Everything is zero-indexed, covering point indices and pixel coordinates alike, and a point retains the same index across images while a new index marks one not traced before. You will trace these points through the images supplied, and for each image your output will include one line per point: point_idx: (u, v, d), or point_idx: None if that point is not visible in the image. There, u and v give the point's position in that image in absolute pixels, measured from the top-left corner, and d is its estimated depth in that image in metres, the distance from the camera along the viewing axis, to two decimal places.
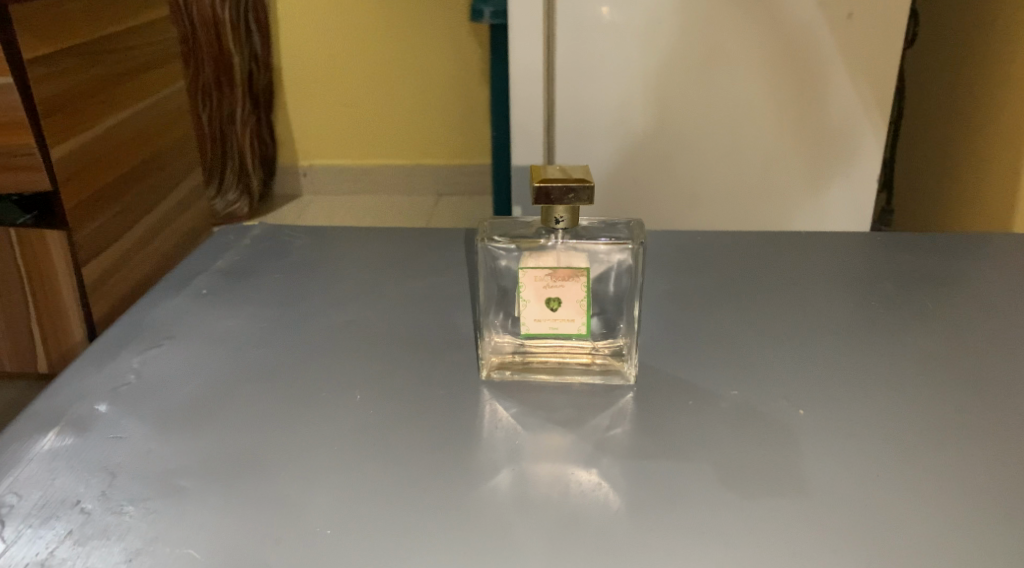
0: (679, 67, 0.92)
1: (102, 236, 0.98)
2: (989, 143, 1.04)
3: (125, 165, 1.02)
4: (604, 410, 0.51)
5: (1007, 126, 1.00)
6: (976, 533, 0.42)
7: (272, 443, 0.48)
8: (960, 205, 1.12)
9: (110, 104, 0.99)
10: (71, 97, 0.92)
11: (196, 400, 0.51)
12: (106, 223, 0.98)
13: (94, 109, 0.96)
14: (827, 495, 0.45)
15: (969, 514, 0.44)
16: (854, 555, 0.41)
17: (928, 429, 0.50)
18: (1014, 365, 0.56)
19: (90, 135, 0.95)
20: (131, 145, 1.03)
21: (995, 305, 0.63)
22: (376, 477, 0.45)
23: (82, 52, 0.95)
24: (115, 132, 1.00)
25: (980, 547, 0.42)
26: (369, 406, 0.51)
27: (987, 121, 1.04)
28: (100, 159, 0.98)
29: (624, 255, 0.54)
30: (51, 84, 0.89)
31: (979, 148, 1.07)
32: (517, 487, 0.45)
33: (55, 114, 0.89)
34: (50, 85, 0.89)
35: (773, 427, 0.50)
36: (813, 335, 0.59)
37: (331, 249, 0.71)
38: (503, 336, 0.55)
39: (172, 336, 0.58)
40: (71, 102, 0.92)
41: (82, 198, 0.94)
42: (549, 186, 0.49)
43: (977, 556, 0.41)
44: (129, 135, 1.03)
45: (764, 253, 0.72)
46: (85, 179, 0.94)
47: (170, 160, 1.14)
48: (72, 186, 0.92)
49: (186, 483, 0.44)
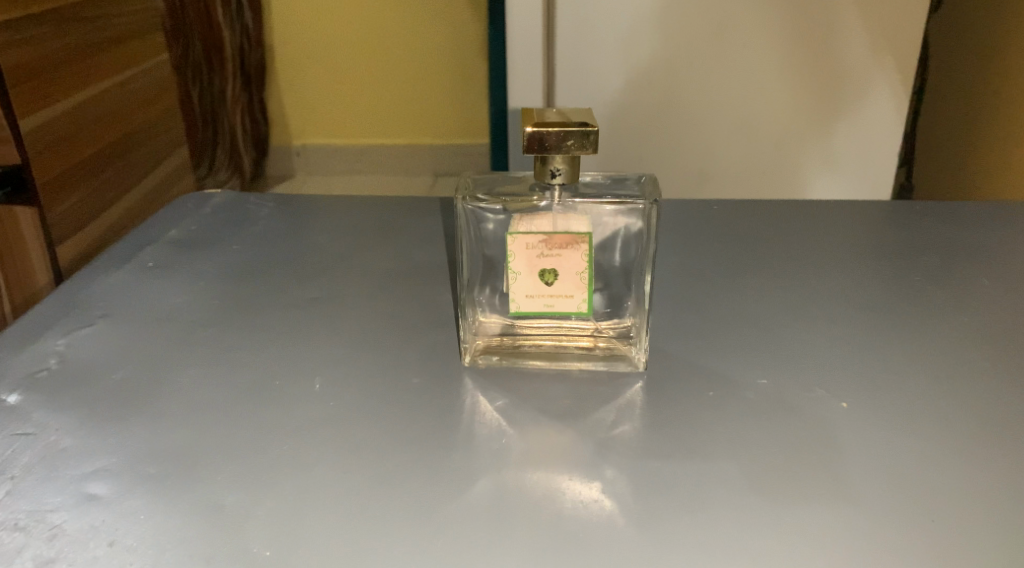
0: (685, 28, 0.83)
1: (76, 215, 0.72)
2: (1001, 111, 0.96)
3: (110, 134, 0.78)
4: (608, 402, 0.43)
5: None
6: None
7: (212, 441, 0.40)
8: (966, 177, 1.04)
9: (93, 69, 0.75)
10: (48, 64, 0.68)
11: (127, 388, 0.43)
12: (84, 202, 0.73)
13: (76, 80, 0.72)
14: (880, 501, 0.37)
15: None
16: None
17: (993, 422, 0.42)
18: None
19: (69, 106, 0.71)
20: (118, 114, 0.80)
21: None
22: (333, 486, 0.37)
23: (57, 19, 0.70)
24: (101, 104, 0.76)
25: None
26: (330, 397, 0.43)
27: (1000, 85, 0.96)
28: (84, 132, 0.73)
29: (633, 218, 0.46)
30: (20, 44, 0.64)
31: (991, 111, 0.99)
32: (502, 499, 0.37)
33: (27, 79, 0.65)
34: (18, 42, 0.64)
35: (808, 421, 0.42)
36: (846, 314, 0.51)
37: (300, 217, 0.64)
38: (489, 316, 0.47)
39: (108, 314, 0.50)
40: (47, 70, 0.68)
41: (60, 171, 0.69)
42: (544, 131, 0.41)
43: None
44: (119, 104, 0.80)
45: (783, 227, 0.63)
46: (63, 154, 0.70)
47: (165, 128, 0.91)
48: (45, 156, 0.67)
49: (98, 489, 0.37)
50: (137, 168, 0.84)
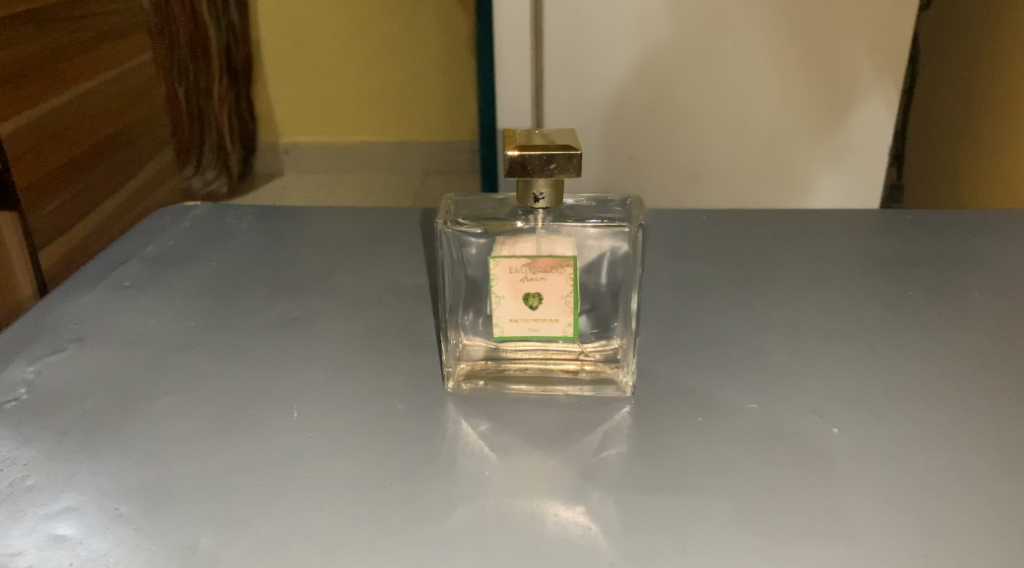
0: (675, 33, 0.81)
1: (65, 220, 0.66)
2: (979, 113, 0.95)
3: (107, 132, 0.71)
4: (595, 427, 0.42)
5: (1004, 91, 0.90)
6: None
7: (188, 474, 0.39)
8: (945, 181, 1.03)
9: (93, 63, 0.68)
10: (37, 62, 0.61)
11: (98, 417, 0.42)
12: (73, 205, 0.67)
13: (66, 75, 0.65)
14: (875, 532, 0.36)
15: None
16: None
17: (985, 444, 0.41)
18: None
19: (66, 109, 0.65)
20: (112, 110, 0.72)
21: None
22: (306, 524, 0.36)
23: (48, 13, 0.62)
24: (94, 97, 0.69)
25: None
26: (308, 426, 0.42)
27: (978, 87, 0.95)
28: (77, 131, 0.67)
29: (619, 241, 0.45)
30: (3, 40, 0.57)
31: (966, 109, 0.98)
32: (483, 535, 0.36)
33: (10, 77, 0.58)
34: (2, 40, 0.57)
35: (800, 447, 0.41)
36: (838, 332, 0.50)
37: (282, 232, 0.62)
38: (474, 339, 0.46)
39: (80, 339, 0.49)
40: (37, 68, 0.61)
41: (46, 171, 0.63)
42: (526, 155, 0.40)
43: None
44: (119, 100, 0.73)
45: (774, 239, 0.62)
46: (51, 156, 0.63)
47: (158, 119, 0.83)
48: (28, 157, 0.60)
49: (66, 529, 0.36)
50: (131, 161, 0.77)
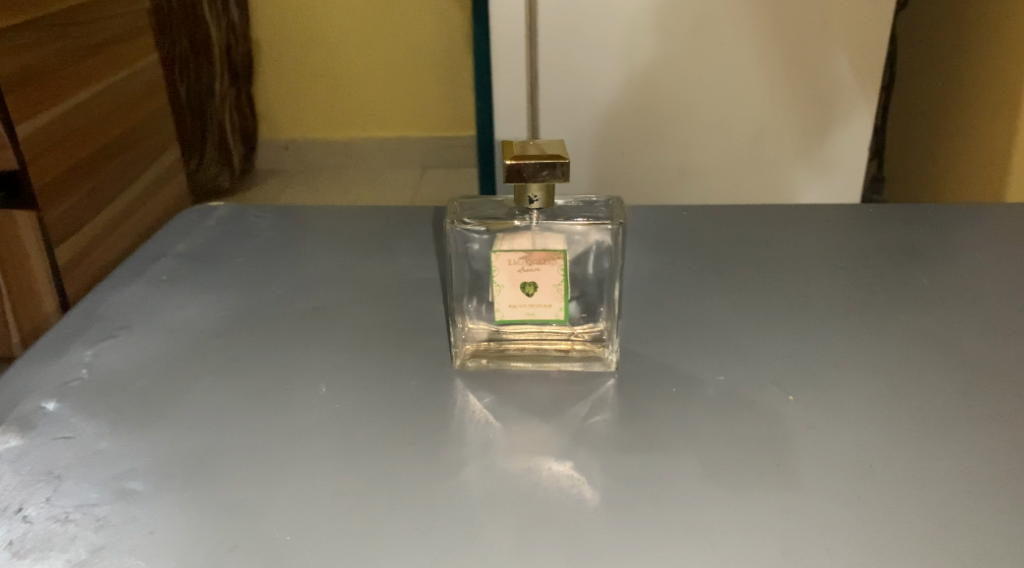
0: (666, 39, 0.87)
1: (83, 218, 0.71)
2: (949, 110, 1.01)
3: (119, 132, 0.77)
4: (583, 398, 0.48)
5: (971, 90, 0.96)
6: (969, 515, 0.40)
7: (231, 442, 0.45)
8: (917, 174, 1.09)
9: (105, 70, 0.74)
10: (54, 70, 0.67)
11: (149, 395, 0.48)
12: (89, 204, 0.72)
13: (81, 83, 0.70)
14: (822, 485, 0.42)
15: (961, 494, 0.41)
16: (844, 538, 0.39)
17: (921, 411, 0.47)
18: (1000, 340, 0.54)
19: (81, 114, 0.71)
20: (121, 111, 0.77)
21: (981, 277, 0.61)
22: (338, 481, 0.42)
23: (54, 22, 0.67)
24: (102, 100, 0.74)
25: (995, 541, 0.39)
26: (334, 399, 0.48)
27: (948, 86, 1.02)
28: (91, 134, 0.72)
29: (604, 235, 0.51)
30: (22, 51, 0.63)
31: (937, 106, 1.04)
32: (491, 487, 0.42)
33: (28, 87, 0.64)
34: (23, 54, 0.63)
35: (760, 413, 0.47)
36: (800, 314, 0.57)
37: (300, 230, 0.68)
38: (477, 323, 0.52)
39: (128, 327, 0.55)
40: (53, 77, 0.67)
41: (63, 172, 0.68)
42: (522, 162, 0.46)
43: (969, 539, 0.39)
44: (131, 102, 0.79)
45: (748, 233, 0.68)
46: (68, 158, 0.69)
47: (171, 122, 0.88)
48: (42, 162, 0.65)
49: (134, 485, 0.42)
50: (144, 160, 0.82)
